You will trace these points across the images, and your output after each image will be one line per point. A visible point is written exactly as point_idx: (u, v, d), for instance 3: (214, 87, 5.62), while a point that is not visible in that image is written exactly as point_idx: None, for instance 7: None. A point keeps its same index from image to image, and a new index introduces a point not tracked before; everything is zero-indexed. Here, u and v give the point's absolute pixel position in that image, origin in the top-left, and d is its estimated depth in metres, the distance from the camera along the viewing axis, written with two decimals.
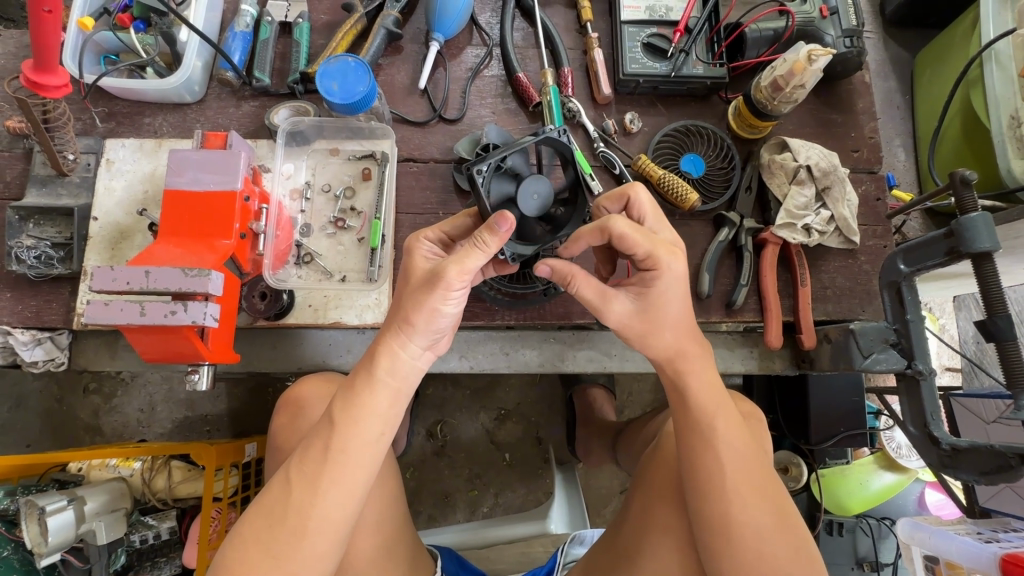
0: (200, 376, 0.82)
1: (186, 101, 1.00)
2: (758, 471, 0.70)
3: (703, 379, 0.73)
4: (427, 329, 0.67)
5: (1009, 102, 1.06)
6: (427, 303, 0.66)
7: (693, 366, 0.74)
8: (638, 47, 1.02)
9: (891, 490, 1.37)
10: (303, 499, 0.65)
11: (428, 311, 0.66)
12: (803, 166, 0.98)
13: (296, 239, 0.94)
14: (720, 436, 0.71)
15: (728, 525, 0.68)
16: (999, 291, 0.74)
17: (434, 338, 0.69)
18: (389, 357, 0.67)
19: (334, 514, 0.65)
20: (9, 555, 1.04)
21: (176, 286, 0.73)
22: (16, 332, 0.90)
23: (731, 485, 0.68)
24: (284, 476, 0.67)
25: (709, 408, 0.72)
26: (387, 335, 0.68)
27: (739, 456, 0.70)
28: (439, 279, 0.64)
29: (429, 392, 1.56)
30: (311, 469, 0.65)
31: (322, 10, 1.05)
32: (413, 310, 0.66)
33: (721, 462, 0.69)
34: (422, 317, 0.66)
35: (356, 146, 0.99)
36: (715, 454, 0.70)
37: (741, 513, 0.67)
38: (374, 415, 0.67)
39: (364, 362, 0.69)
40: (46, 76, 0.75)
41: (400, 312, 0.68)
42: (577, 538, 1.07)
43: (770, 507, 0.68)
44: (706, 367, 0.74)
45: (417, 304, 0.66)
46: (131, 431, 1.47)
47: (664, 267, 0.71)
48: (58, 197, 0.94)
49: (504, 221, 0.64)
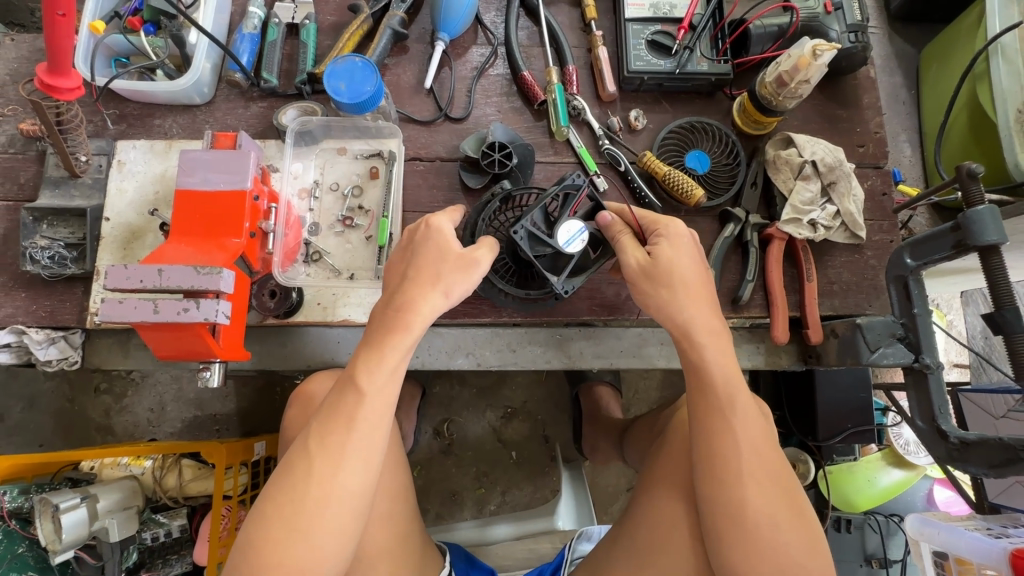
0: (212, 372, 0.83)
1: (196, 102, 1.01)
2: (765, 457, 0.70)
3: (707, 364, 0.74)
4: (449, 252, 0.75)
5: (1016, 95, 1.06)
6: (437, 234, 0.76)
7: (699, 351, 0.75)
8: (643, 45, 1.03)
9: (900, 487, 1.36)
10: (311, 476, 0.65)
11: (446, 235, 0.76)
12: (809, 162, 0.98)
13: (305, 238, 0.96)
14: (727, 420, 0.71)
15: (737, 510, 0.68)
16: (1006, 284, 0.74)
17: (468, 257, 0.75)
18: (424, 305, 0.72)
19: (345, 494, 0.66)
20: (24, 552, 1.07)
21: (188, 284, 0.74)
22: (30, 331, 0.91)
23: (741, 471, 0.69)
24: (291, 452, 0.67)
25: (723, 398, 0.72)
26: (412, 283, 0.74)
27: (746, 444, 0.70)
28: (423, 221, 0.78)
29: (437, 390, 1.56)
30: (321, 446, 0.66)
31: (329, 11, 1.06)
32: (429, 243, 0.76)
33: (729, 448, 0.70)
34: (440, 242, 0.76)
35: (363, 145, 1.00)
36: (728, 440, 0.70)
37: (746, 497, 0.68)
38: (385, 383, 0.69)
39: (398, 318, 0.72)
40: (58, 79, 0.76)
41: (418, 257, 0.75)
42: (584, 534, 1.08)
43: (776, 494, 0.69)
44: (710, 348, 0.75)
45: (422, 237, 0.77)
46: (143, 431, 1.49)
47: (663, 226, 0.81)
48: (69, 199, 0.95)
49: (608, 214, 0.83)
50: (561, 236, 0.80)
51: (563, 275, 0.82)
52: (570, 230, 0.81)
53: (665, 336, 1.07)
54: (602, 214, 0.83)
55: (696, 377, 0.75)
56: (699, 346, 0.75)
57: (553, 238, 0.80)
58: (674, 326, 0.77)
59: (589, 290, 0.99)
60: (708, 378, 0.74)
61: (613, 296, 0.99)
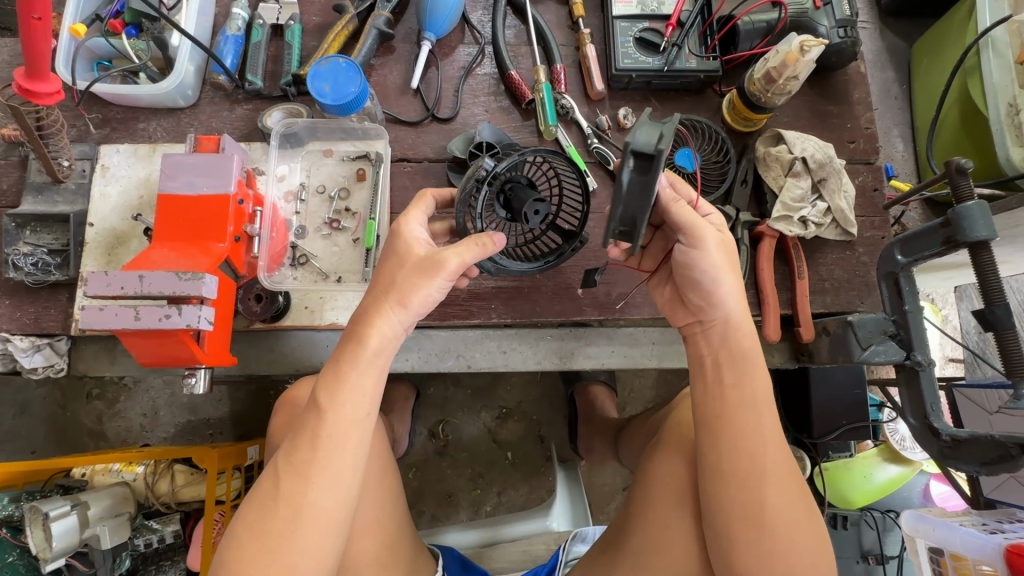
0: (197, 379, 0.82)
1: (180, 105, 1.00)
2: (786, 457, 0.70)
3: (741, 361, 0.73)
4: (410, 257, 0.72)
5: (1006, 89, 1.05)
6: (400, 239, 0.74)
7: (738, 348, 0.74)
8: (631, 42, 1.02)
9: (895, 483, 1.34)
10: (294, 491, 0.65)
11: (408, 240, 0.74)
12: (799, 159, 0.97)
13: (291, 241, 0.95)
14: (745, 420, 0.70)
15: (758, 509, 0.67)
16: (997, 280, 0.73)
17: (427, 260, 0.71)
18: (378, 319, 0.70)
19: (325, 506, 0.65)
20: (14, 560, 1.05)
21: (170, 290, 0.73)
22: (15, 338, 0.90)
23: (766, 470, 0.68)
24: (272, 468, 0.67)
25: (754, 396, 0.71)
26: (374, 292, 0.72)
27: (774, 441, 0.70)
28: (392, 227, 0.76)
29: (431, 392, 1.56)
30: (302, 460, 0.65)
31: (313, 12, 1.05)
32: (393, 249, 0.74)
33: (756, 445, 0.69)
34: (402, 246, 0.73)
35: (350, 147, 1.00)
36: (753, 438, 0.69)
37: (766, 497, 0.67)
38: (357, 394, 0.68)
39: (352, 332, 0.70)
40: (38, 83, 0.75)
41: (381, 264, 0.74)
42: (578, 535, 1.07)
43: (794, 494, 0.68)
44: (751, 345, 0.74)
45: (394, 242, 0.75)
46: (135, 437, 1.48)
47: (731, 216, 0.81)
48: (53, 204, 0.94)
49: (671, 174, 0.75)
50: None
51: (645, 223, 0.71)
52: None
53: (657, 335, 1.06)
54: (661, 175, 0.77)
55: (723, 373, 0.73)
56: (736, 341, 0.74)
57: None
58: (711, 319, 0.76)
59: (580, 289, 0.98)
60: (742, 375, 0.73)
61: (604, 296, 0.98)
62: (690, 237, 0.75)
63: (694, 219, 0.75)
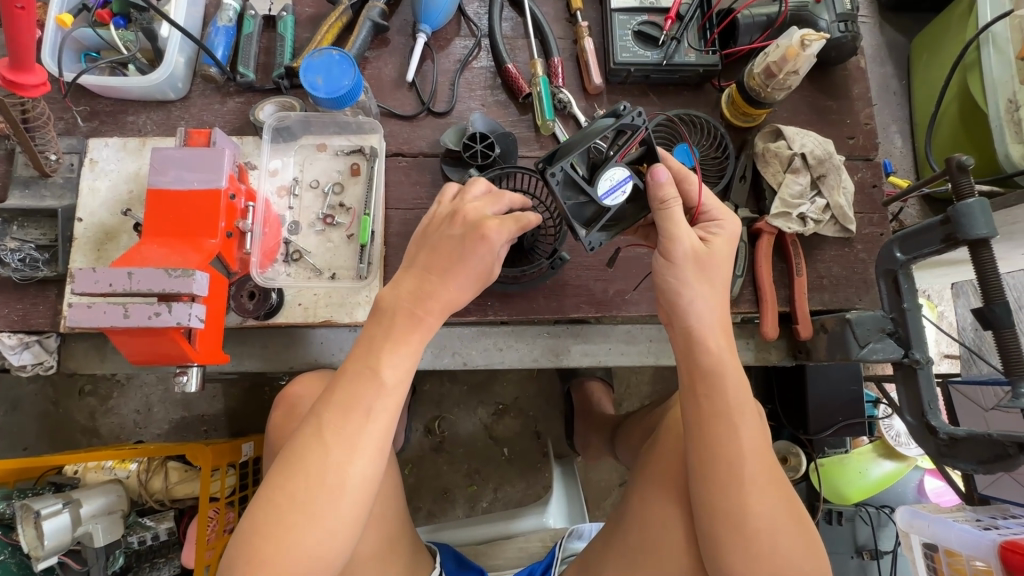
0: (189, 377, 0.80)
1: (170, 98, 0.98)
2: (765, 463, 0.69)
3: (717, 365, 0.72)
4: (483, 270, 0.72)
5: (1006, 85, 1.04)
6: (488, 250, 0.71)
7: (714, 352, 0.72)
8: (629, 36, 1.00)
9: (891, 479, 1.36)
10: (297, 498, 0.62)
11: (492, 250, 0.71)
12: (798, 155, 0.96)
13: (285, 237, 0.94)
14: (729, 426, 0.69)
15: (739, 514, 0.67)
16: (996, 278, 0.73)
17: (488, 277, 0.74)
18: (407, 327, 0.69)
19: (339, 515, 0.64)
20: (5, 559, 1.04)
21: (160, 287, 0.72)
22: (2, 335, 0.88)
23: (743, 474, 0.68)
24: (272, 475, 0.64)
25: (731, 401, 0.70)
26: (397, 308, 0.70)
27: (749, 447, 0.69)
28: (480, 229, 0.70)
29: (427, 388, 1.55)
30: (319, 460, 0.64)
31: (307, 3, 1.03)
32: (475, 256, 0.71)
33: (734, 451, 0.68)
34: (485, 256, 0.71)
35: (344, 142, 0.98)
36: (736, 442, 0.69)
37: (748, 503, 0.67)
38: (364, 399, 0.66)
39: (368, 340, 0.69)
40: (23, 75, 0.73)
41: (450, 275, 0.71)
42: (576, 532, 1.08)
43: (779, 499, 0.68)
44: (724, 350, 0.73)
45: (479, 250, 0.71)
46: (128, 433, 1.46)
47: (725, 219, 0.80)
48: (41, 198, 0.93)
49: (664, 172, 0.72)
50: (603, 186, 0.71)
51: (592, 228, 0.72)
52: (614, 177, 0.71)
53: (653, 332, 1.06)
54: (660, 168, 0.73)
55: (702, 380, 0.72)
56: (708, 344, 0.73)
57: (594, 187, 0.71)
58: (687, 327, 0.74)
59: (577, 286, 0.98)
60: (715, 381, 0.71)
61: (601, 293, 0.98)
62: (666, 246, 0.74)
63: (673, 228, 0.73)
